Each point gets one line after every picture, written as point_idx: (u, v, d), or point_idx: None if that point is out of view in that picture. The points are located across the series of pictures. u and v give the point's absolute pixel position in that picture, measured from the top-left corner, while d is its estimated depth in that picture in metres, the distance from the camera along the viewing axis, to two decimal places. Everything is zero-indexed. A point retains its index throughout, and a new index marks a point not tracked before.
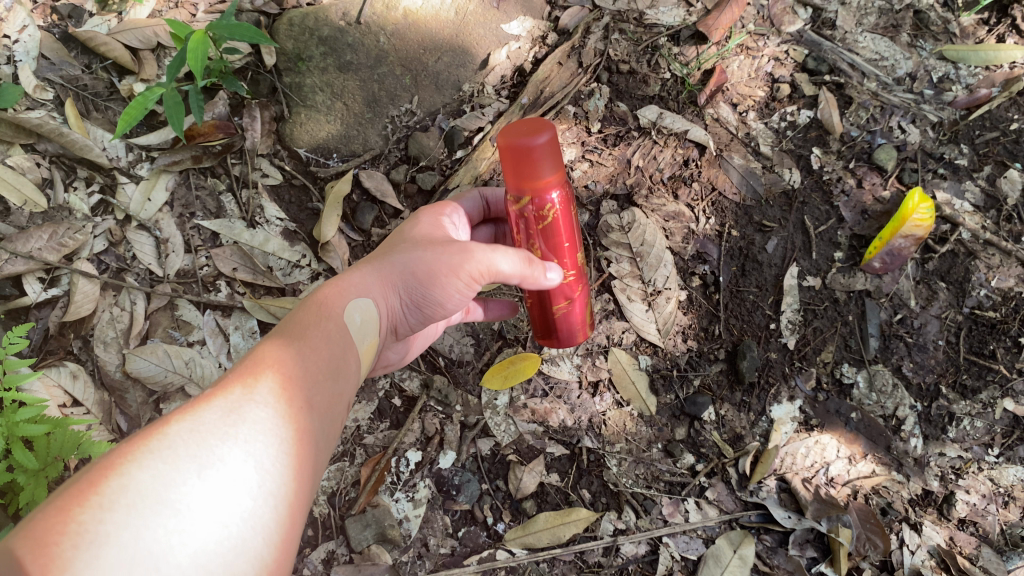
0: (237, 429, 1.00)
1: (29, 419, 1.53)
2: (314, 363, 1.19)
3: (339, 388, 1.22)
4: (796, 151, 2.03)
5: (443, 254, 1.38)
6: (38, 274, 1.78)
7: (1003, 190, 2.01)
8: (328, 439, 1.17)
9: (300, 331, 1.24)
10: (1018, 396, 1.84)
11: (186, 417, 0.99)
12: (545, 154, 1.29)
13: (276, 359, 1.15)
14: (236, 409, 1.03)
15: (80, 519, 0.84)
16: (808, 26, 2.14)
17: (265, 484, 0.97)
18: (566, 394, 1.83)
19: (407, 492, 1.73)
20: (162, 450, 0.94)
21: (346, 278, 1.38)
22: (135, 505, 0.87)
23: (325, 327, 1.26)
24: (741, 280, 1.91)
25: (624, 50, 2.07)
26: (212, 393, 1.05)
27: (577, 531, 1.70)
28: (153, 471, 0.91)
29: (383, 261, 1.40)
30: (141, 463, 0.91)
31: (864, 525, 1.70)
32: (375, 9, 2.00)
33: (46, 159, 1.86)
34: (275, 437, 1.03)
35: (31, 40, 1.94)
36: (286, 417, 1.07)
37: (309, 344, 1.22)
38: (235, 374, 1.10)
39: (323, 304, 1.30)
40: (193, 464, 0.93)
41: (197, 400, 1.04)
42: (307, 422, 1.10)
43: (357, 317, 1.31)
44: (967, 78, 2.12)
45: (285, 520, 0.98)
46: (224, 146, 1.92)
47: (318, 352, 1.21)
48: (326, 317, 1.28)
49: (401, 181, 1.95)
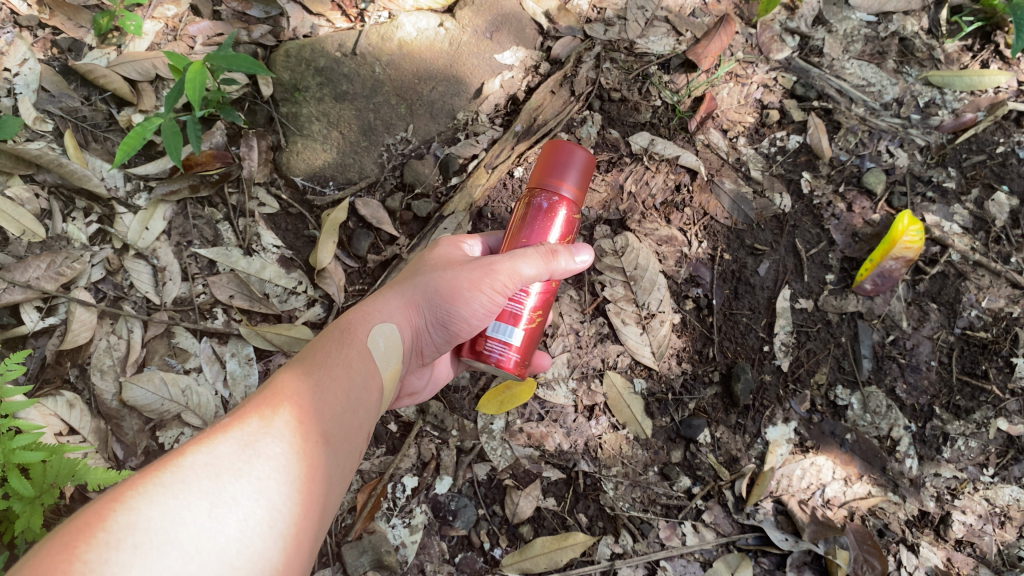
0: (250, 464, 1.02)
1: (25, 446, 1.52)
2: (332, 395, 1.21)
3: (360, 416, 1.26)
4: (786, 176, 2.06)
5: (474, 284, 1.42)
6: (36, 303, 1.79)
7: (991, 212, 2.05)
8: (345, 467, 1.20)
9: (321, 358, 1.28)
10: (1011, 415, 1.87)
11: (202, 447, 1.02)
12: (576, 159, 1.48)
13: (297, 388, 1.18)
14: (252, 441, 1.05)
15: (85, 558, 0.84)
16: (796, 53, 2.19)
17: (273, 523, 0.98)
18: (562, 418, 1.83)
19: (404, 518, 1.72)
20: (174, 484, 0.95)
21: (371, 304, 1.43)
22: (140, 545, 0.87)
23: (346, 352, 1.30)
24: (735, 302, 1.93)
25: (615, 79, 2.11)
26: (231, 422, 1.09)
27: (574, 556, 1.68)
28: (161, 508, 0.92)
29: (413, 290, 1.45)
30: (151, 499, 0.93)
31: (861, 546, 1.71)
32: (371, 40, 2.05)
33: (45, 190, 1.88)
34: (289, 474, 1.04)
35: (32, 73, 1.97)
36: (303, 452, 1.09)
37: (328, 373, 1.24)
38: (253, 401, 1.14)
39: (348, 330, 1.34)
40: (203, 500, 0.94)
41: (218, 428, 1.08)
42: (324, 457, 1.12)
43: (380, 341, 1.36)
44: (953, 102, 2.17)
45: (292, 557, 1.00)
46: (221, 175, 1.94)
47: (340, 377, 1.25)
48: (349, 343, 1.32)
49: (397, 209, 1.98)
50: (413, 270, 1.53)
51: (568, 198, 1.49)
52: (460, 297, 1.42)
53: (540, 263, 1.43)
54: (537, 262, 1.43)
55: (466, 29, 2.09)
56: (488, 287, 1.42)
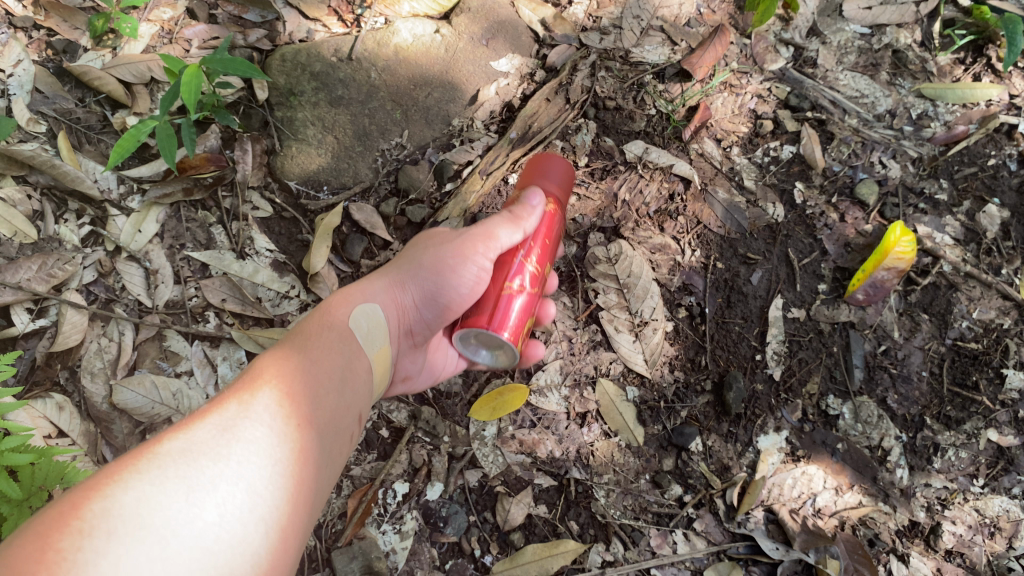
0: (231, 448, 1.01)
1: (13, 449, 1.50)
2: (314, 376, 1.23)
3: (343, 399, 1.28)
4: (779, 186, 2.07)
5: (459, 251, 1.47)
6: (26, 304, 1.78)
7: (982, 224, 2.06)
8: (331, 450, 1.21)
9: (304, 341, 1.31)
10: (1001, 426, 1.87)
11: (180, 433, 1.01)
12: (556, 165, 1.57)
13: (278, 372, 1.19)
14: (232, 425, 1.05)
15: (59, 547, 0.82)
16: (790, 64, 2.22)
17: (255, 508, 0.98)
18: (554, 425, 1.82)
19: (394, 524, 1.71)
20: (151, 470, 0.94)
21: (354, 289, 1.49)
22: (114, 531, 0.85)
23: (327, 334, 1.34)
24: (727, 311, 1.93)
25: (610, 87, 2.12)
26: (211, 408, 1.09)
27: (564, 564, 1.67)
28: (137, 493, 0.90)
29: (399, 270, 1.53)
30: (127, 485, 0.91)
31: (852, 556, 1.70)
32: (366, 46, 2.05)
33: (38, 192, 1.87)
34: (270, 457, 1.04)
35: (26, 73, 1.96)
36: (285, 434, 1.09)
37: (309, 355, 1.27)
38: (236, 385, 1.15)
39: (327, 311, 1.39)
40: (179, 486, 0.93)
41: (198, 414, 1.07)
42: (307, 440, 1.13)
43: (361, 321, 1.41)
44: (945, 115, 2.18)
45: (274, 542, 0.99)
46: (215, 178, 1.94)
47: (322, 360, 1.28)
48: (330, 325, 1.36)
49: (391, 214, 1.98)
50: (402, 255, 1.60)
51: (556, 199, 1.55)
52: (448, 269, 1.47)
53: (515, 228, 1.46)
54: (512, 231, 1.45)
55: (462, 35, 2.10)
56: (472, 252, 1.46)
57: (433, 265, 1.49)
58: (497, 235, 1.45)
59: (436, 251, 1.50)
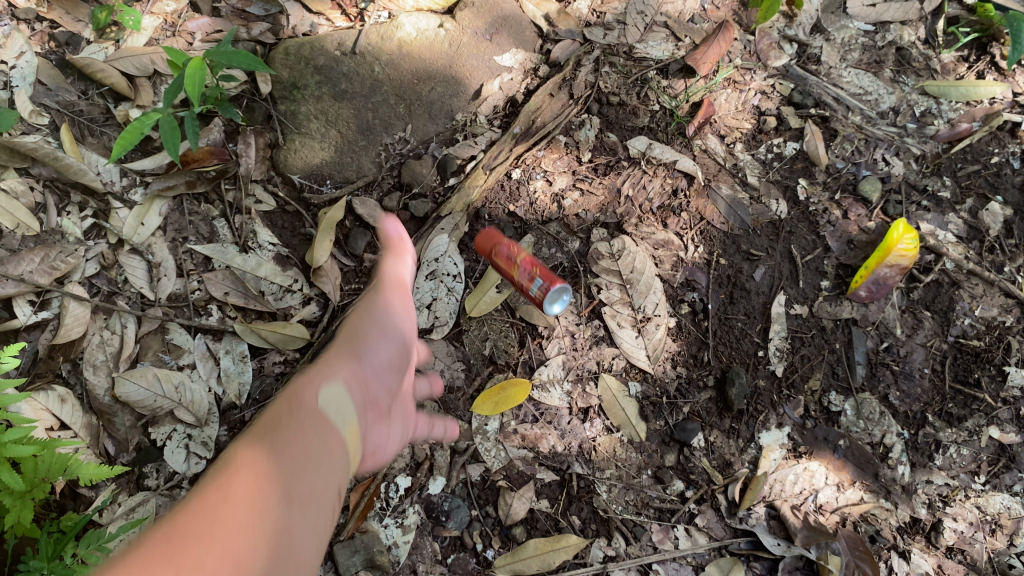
0: (240, 516, 0.92)
1: (15, 440, 1.50)
2: (297, 450, 1.11)
3: (332, 465, 1.17)
4: (782, 182, 2.07)
5: (385, 306, 1.52)
6: (29, 297, 1.77)
7: (985, 222, 2.06)
8: (325, 484, 1.12)
9: (273, 424, 1.15)
10: (1003, 424, 1.88)
11: (180, 512, 0.90)
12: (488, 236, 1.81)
13: (253, 452, 1.05)
14: (236, 495, 0.95)
15: None
16: (793, 61, 2.22)
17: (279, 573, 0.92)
18: (556, 419, 1.82)
19: (396, 518, 1.71)
20: (179, 544, 0.84)
21: (307, 376, 1.30)
22: None
23: (301, 420, 1.17)
24: (730, 307, 1.93)
25: (614, 83, 2.12)
26: (202, 491, 0.95)
27: (566, 558, 1.68)
28: (177, 564, 0.80)
29: (351, 359, 1.39)
30: (162, 556, 0.81)
31: (854, 552, 1.70)
32: (370, 40, 2.05)
33: (40, 184, 1.87)
34: (274, 516, 0.97)
35: (29, 66, 1.97)
36: (290, 497, 1.03)
37: (281, 431, 1.13)
38: (215, 471, 1.00)
39: (293, 401, 1.21)
40: (215, 555, 0.84)
41: (198, 493, 0.94)
42: (303, 495, 1.05)
43: (332, 405, 1.25)
44: (949, 112, 2.18)
45: None
46: (218, 172, 1.94)
47: (301, 436, 1.14)
48: (299, 410, 1.20)
49: (394, 209, 1.97)
50: (339, 335, 1.49)
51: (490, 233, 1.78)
52: (377, 339, 1.47)
53: (397, 228, 1.60)
54: (395, 228, 1.60)
55: (465, 30, 2.09)
56: (391, 292, 1.54)
57: (375, 327, 1.48)
58: (393, 233, 1.59)
59: (368, 321, 1.49)
